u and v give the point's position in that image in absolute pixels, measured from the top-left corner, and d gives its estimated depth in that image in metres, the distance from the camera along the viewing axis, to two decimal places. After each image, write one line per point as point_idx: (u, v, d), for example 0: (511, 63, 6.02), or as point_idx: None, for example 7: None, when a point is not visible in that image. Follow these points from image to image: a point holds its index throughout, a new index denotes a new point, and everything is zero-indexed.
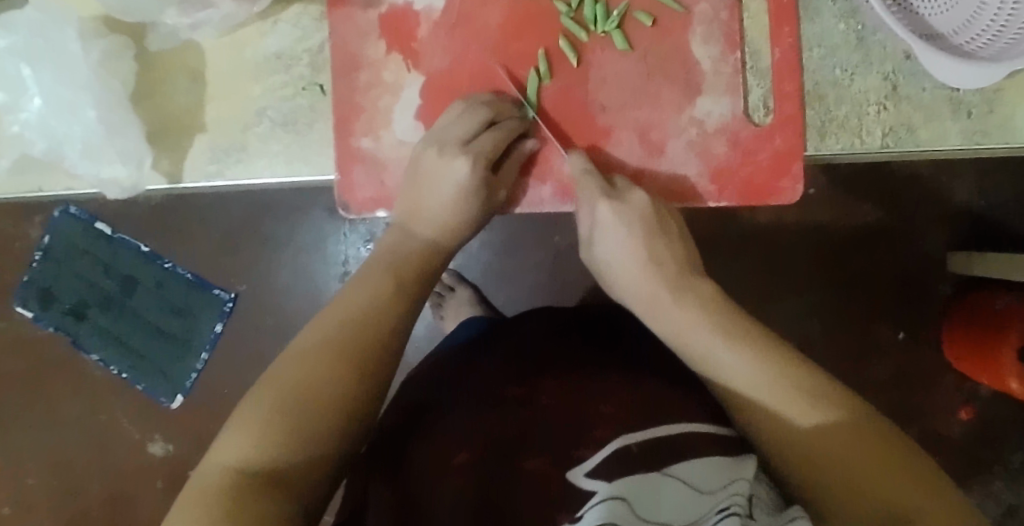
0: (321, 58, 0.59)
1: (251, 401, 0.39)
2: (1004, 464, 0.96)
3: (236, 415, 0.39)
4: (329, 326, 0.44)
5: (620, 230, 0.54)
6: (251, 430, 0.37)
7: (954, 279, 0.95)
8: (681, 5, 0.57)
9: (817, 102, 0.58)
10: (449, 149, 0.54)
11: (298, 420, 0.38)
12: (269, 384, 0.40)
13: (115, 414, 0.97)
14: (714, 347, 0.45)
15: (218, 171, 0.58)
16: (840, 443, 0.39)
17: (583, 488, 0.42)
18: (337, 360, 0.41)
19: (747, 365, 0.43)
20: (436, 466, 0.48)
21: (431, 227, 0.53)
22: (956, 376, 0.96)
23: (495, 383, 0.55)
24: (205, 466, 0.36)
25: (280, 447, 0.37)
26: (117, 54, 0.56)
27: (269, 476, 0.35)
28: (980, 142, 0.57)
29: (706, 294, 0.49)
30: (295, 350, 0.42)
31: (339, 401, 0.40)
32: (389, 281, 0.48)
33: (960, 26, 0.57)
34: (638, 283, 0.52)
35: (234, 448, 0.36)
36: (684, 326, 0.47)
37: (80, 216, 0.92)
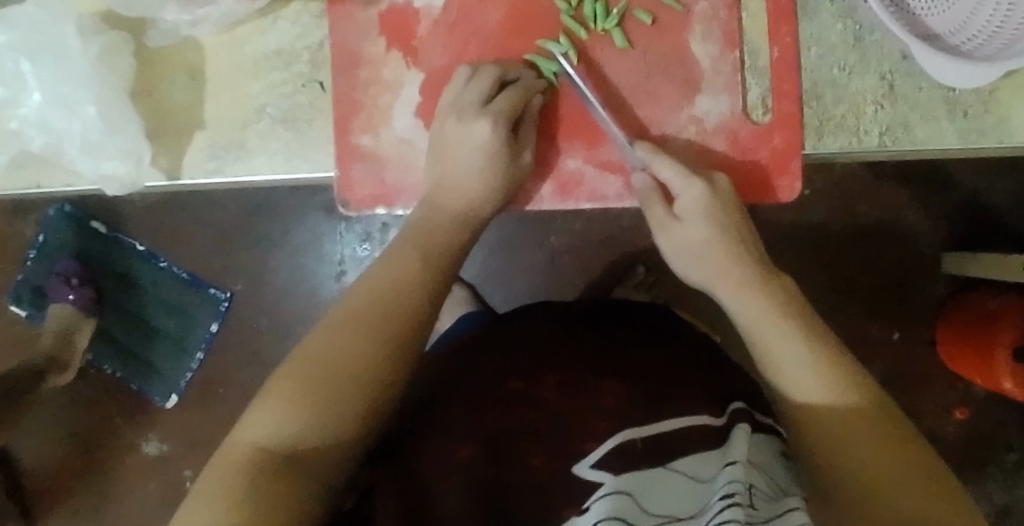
0: (321, 55, 0.58)
1: (283, 374, 0.39)
2: (999, 465, 0.97)
3: (271, 383, 0.39)
4: (359, 305, 0.44)
5: (707, 221, 0.55)
6: (283, 406, 0.37)
7: (950, 280, 0.96)
8: (681, 4, 0.57)
9: (814, 101, 0.58)
10: (467, 114, 0.54)
11: (328, 401, 0.38)
12: (300, 362, 0.40)
13: (109, 413, 0.97)
14: (778, 340, 0.48)
15: (216, 169, 0.58)
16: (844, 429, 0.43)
17: (588, 477, 0.44)
18: (366, 341, 0.42)
19: (806, 358, 0.46)
20: (439, 457, 0.48)
21: (457, 201, 0.55)
22: (951, 377, 0.97)
23: (498, 376, 0.56)
24: (233, 440, 0.36)
25: (307, 428, 0.37)
26: (115, 50, 0.55)
27: (291, 459, 0.35)
28: (975, 142, 0.58)
29: (782, 293, 0.52)
30: (333, 323, 0.43)
31: (363, 383, 0.40)
32: (408, 268, 0.48)
33: (957, 26, 0.58)
34: (721, 284, 0.54)
35: (263, 425, 0.36)
36: (759, 319, 0.50)
37: (74, 214, 0.92)
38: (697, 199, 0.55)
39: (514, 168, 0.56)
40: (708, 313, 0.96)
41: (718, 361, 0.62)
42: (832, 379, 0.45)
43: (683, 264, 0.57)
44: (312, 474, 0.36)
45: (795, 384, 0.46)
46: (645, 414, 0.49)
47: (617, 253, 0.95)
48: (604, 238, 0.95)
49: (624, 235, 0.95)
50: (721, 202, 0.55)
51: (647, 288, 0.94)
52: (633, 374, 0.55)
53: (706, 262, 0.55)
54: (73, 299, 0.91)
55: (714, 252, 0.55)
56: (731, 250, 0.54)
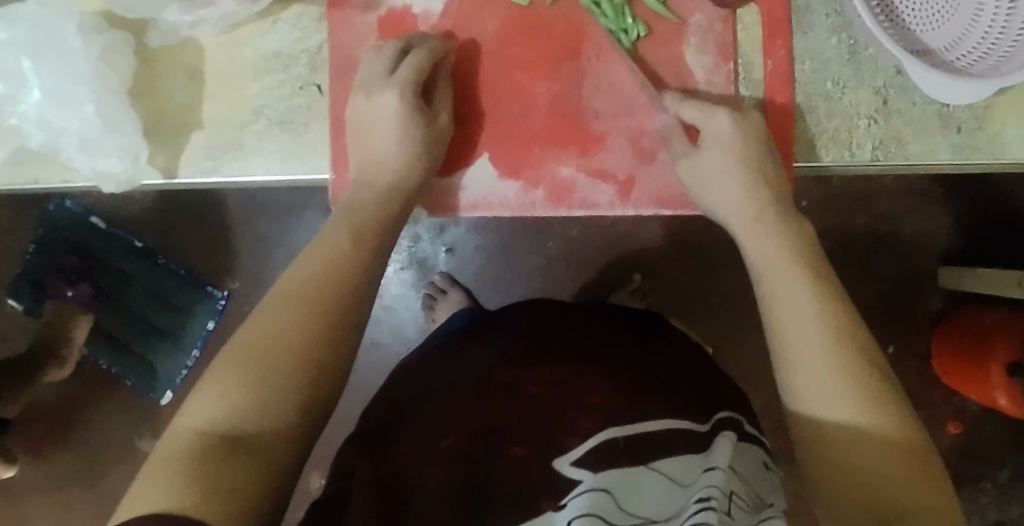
0: (319, 59, 0.59)
1: (223, 359, 0.40)
2: (992, 480, 0.97)
3: (208, 370, 0.39)
4: (298, 281, 0.44)
5: (727, 159, 0.55)
6: (218, 392, 0.38)
7: (946, 294, 0.96)
8: (676, 15, 0.58)
9: (808, 113, 0.59)
10: (374, 87, 0.55)
11: (262, 377, 0.39)
12: (241, 342, 0.41)
13: (104, 408, 0.97)
14: (788, 301, 0.48)
15: (213, 168, 0.58)
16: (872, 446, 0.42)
17: (563, 474, 0.44)
18: (306, 317, 0.42)
19: (814, 321, 0.47)
20: (423, 447, 0.49)
21: (386, 175, 0.54)
22: (946, 391, 0.97)
23: (486, 371, 0.56)
24: (172, 431, 0.37)
25: (244, 410, 0.37)
26: (115, 50, 0.56)
27: (232, 443, 0.36)
28: (968, 157, 0.58)
29: (796, 251, 0.52)
30: (278, 299, 0.43)
31: (298, 355, 0.40)
32: (337, 243, 0.48)
33: (952, 42, 0.58)
34: (742, 225, 0.55)
35: (202, 412, 0.37)
36: (775, 276, 0.50)
37: (75, 209, 0.93)
38: (723, 129, 0.55)
39: (436, 128, 0.55)
40: (703, 321, 0.97)
41: (709, 368, 0.62)
42: (857, 383, 0.44)
43: (708, 202, 0.57)
44: (260, 449, 0.36)
45: (813, 392, 0.45)
46: (629, 412, 0.50)
47: (614, 260, 0.96)
48: (601, 245, 0.95)
49: (621, 242, 0.95)
50: (744, 136, 0.55)
51: (643, 295, 0.94)
52: (620, 371, 0.56)
53: (729, 195, 0.55)
54: (74, 295, 0.94)
55: (733, 183, 0.55)
56: (749, 195, 0.55)
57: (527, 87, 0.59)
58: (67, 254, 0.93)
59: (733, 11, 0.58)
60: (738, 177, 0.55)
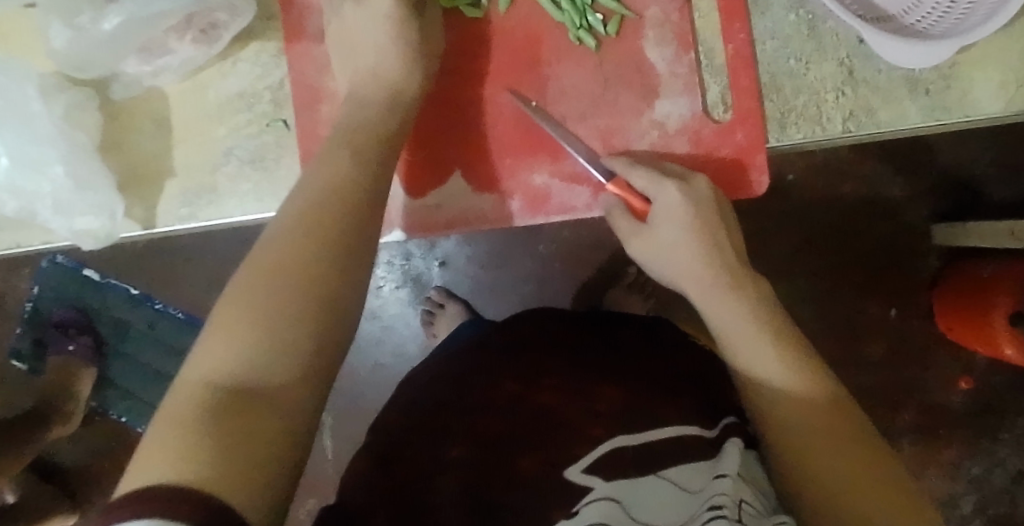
0: (282, 94, 0.59)
1: (229, 301, 0.37)
2: (1008, 431, 0.97)
3: (214, 314, 0.37)
4: (302, 220, 0.42)
5: (680, 216, 0.54)
6: (230, 340, 0.35)
7: (941, 251, 0.96)
8: (632, 11, 0.58)
9: (774, 93, 0.59)
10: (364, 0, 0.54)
11: (271, 318, 0.36)
12: (248, 281, 0.38)
13: (117, 459, 0.98)
14: (754, 348, 0.50)
15: (190, 214, 0.58)
16: (832, 454, 0.45)
17: (574, 481, 0.45)
18: (312, 257, 0.40)
19: (777, 367, 0.49)
20: (433, 459, 0.50)
21: (381, 89, 0.52)
22: (952, 347, 0.97)
23: (493, 379, 0.58)
24: (181, 381, 0.34)
25: (255, 354, 0.35)
26: (80, 108, 0.56)
27: (249, 389, 0.34)
28: (940, 118, 0.58)
29: (762, 299, 0.53)
30: (280, 238, 0.41)
31: (312, 297, 0.38)
32: (333, 179, 0.45)
33: (910, 6, 0.58)
34: (691, 286, 0.55)
35: (214, 361, 0.34)
36: (729, 323, 0.52)
37: (68, 264, 0.93)
38: (671, 200, 0.55)
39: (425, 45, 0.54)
40: None
41: (711, 367, 0.62)
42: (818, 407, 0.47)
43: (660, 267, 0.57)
44: (279, 394, 0.34)
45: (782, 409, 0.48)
46: (636, 421, 0.50)
47: (606, 255, 0.96)
48: (591, 242, 0.95)
49: (612, 237, 0.95)
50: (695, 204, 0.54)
51: (641, 287, 0.94)
52: (626, 381, 0.56)
53: (683, 262, 0.55)
54: (74, 349, 0.93)
55: (685, 251, 0.54)
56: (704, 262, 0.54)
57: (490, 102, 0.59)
58: (71, 311, 0.93)
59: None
60: (688, 241, 0.54)
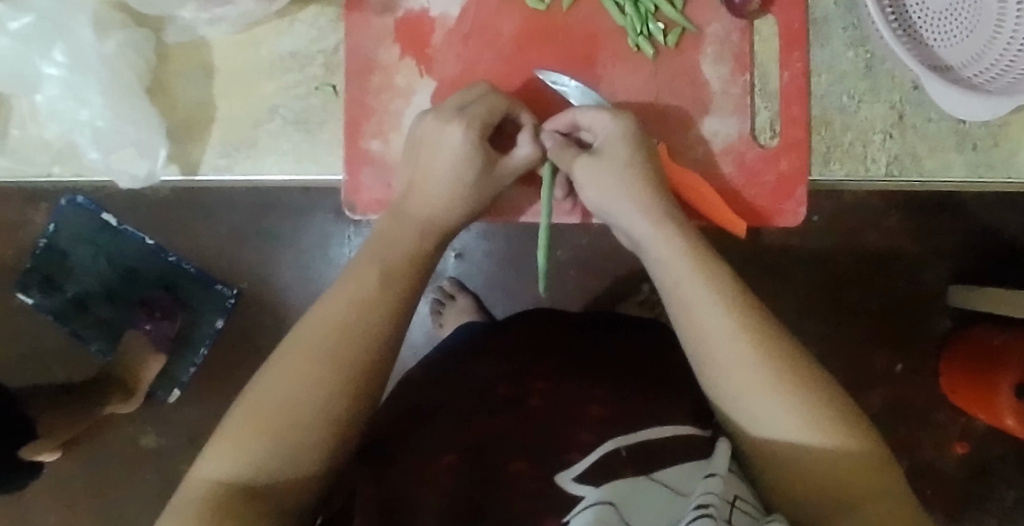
0: (335, 60, 0.59)
1: (245, 405, 0.40)
2: (997, 501, 0.96)
3: (229, 418, 0.40)
4: (327, 313, 0.44)
5: (619, 157, 0.52)
6: (236, 448, 0.39)
7: (956, 312, 0.96)
8: (694, 24, 0.58)
9: (823, 127, 0.59)
10: (443, 115, 0.52)
11: (273, 436, 0.39)
12: (265, 385, 0.41)
13: None
14: (702, 302, 0.46)
15: (227, 166, 0.58)
16: (830, 473, 0.41)
17: (567, 489, 0.44)
18: (332, 376, 0.41)
19: (766, 395, 0.43)
20: (422, 467, 0.50)
21: (427, 208, 0.51)
22: (953, 410, 0.96)
23: (482, 385, 0.57)
24: (195, 476, 0.39)
25: (263, 464, 0.38)
26: (133, 46, 0.56)
27: (249, 490, 0.38)
28: (983, 175, 0.58)
29: (748, 302, 0.46)
30: (307, 333, 0.43)
31: (328, 405, 0.41)
32: (346, 295, 0.45)
33: (969, 59, 0.57)
34: (657, 250, 0.50)
35: (222, 462, 0.38)
36: (671, 267, 0.49)
37: (87, 205, 0.92)
38: (617, 147, 0.53)
39: (486, 181, 0.53)
40: None
41: None
42: (824, 426, 0.42)
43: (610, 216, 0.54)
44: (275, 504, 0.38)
45: (766, 430, 0.43)
46: (634, 420, 0.50)
47: (622, 271, 0.96)
48: (609, 254, 0.95)
49: (630, 252, 0.95)
50: (630, 136, 0.53)
51: (652, 306, 0.93)
52: (621, 383, 0.56)
53: (613, 192, 0.52)
54: (150, 329, 0.94)
55: (624, 198, 0.52)
56: (683, 244, 0.49)
57: (541, 95, 0.59)
58: (166, 294, 0.95)
59: (750, 22, 0.58)
60: (625, 175, 0.52)
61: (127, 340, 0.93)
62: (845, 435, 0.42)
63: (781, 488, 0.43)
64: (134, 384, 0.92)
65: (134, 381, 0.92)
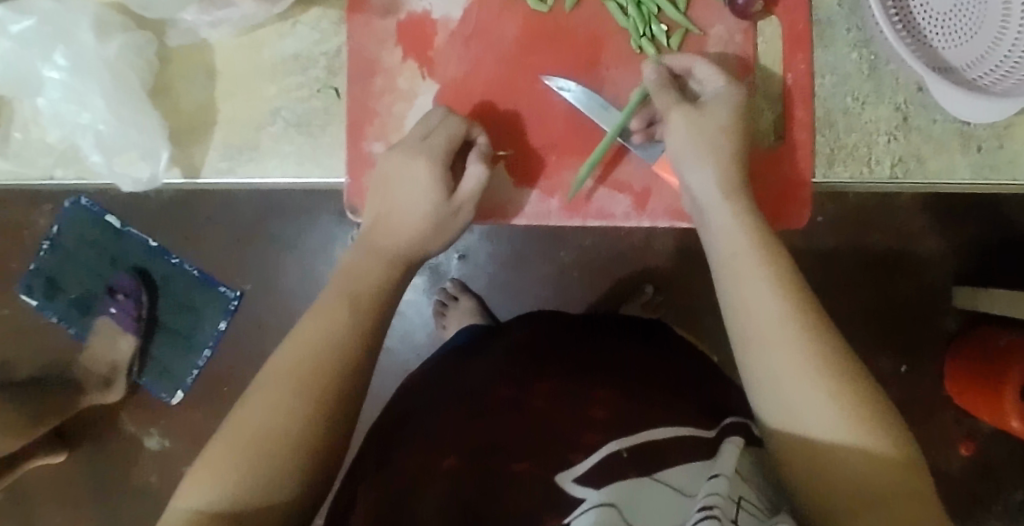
0: (337, 62, 0.59)
1: (224, 433, 0.40)
2: (1003, 503, 0.96)
3: (207, 449, 0.40)
4: (312, 333, 0.44)
5: (720, 117, 0.53)
6: (213, 477, 0.38)
7: (960, 314, 0.95)
8: (698, 26, 0.58)
9: (827, 128, 0.58)
10: (409, 148, 0.54)
11: (251, 465, 0.39)
12: (245, 413, 0.40)
13: (113, 407, 0.97)
14: (750, 282, 0.46)
15: (229, 169, 0.58)
16: (857, 470, 0.40)
17: (568, 492, 0.44)
18: (298, 394, 0.41)
19: (807, 380, 0.42)
20: (423, 470, 0.50)
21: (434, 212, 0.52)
22: (958, 412, 0.95)
23: (486, 386, 0.57)
24: (172, 508, 0.38)
25: (240, 490, 0.38)
26: (135, 48, 0.56)
27: (226, 519, 0.37)
28: (988, 177, 0.58)
29: (797, 287, 0.46)
30: (288, 356, 0.43)
31: (306, 428, 0.40)
32: None
33: (974, 61, 0.57)
34: (720, 219, 0.50)
35: (200, 491, 0.38)
36: (728, 240, 0.49)
37: (91, 208, 0.93)
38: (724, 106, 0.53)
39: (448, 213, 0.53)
40: (711, 334, 0.96)
41: (718, 377, 0.62)
42: (860, 421, 0.40)
43: (684, 169, 0.53)
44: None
45: (798, 419, 0.42)
46: (636, 422, 0.50)
47: (625, 272, 0.96)
48: (613, 256, 0.95)
49: (633, 253, 0.95)
50: (737, 103, 0.53)
51: (655, 307, 0.94)
52: (622, 385, 0.55)
53: (700, 155, 0.52)
54: (116, 312, 0.94)
55: (705, 159, 0.52)
56: (745, 220, 0.50)
57: (546, 97, 0.59)
58: (134, 287, 0.94)
59: (754, 23, 0.58)
60: (718, 138, 0.52)
61: (98, 329, 0.95)
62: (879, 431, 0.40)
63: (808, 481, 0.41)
64: (109, 369, 0.93)
65: (110, 368, 0.93)
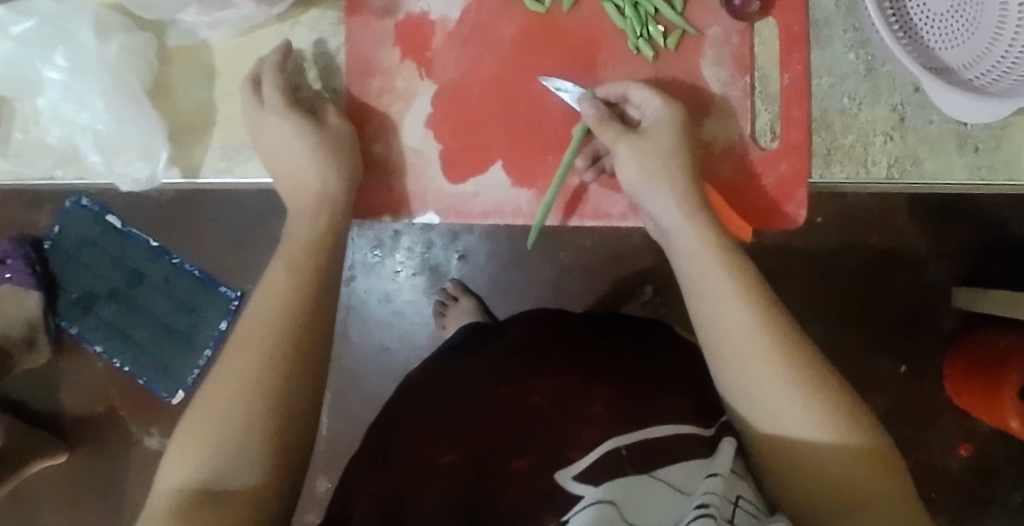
0: (336, 63, 0.59)
1: (196, 412, 0.43)
2: (1002, 504, 0.96)
3: (182, 429, 0.43)
4: (269, 314, 0.47)
5: (674, 126, 0.53)
6: (189, 455, 0.41)
7: (959, 314, 0.95)
8: (695, 27, 0.58)
9: (824, 129, 0.59)
10: None
11: (223, 439, 0.41)
12: (210, 395, 0.43)
13: (113, 407, 0.98)
14: (721, 291, 0.47)
15: (228, 169, 0.59)
16: (835, 470, 0.41)
17: (562, 486, 0.44)
18: (259, 369, 0.44)
19: (781, 384, 0.43)
20: (423, 467, 0.50)
21: None
22: (958, 413, 0.95)
23: (483, 384, 0.57)
24: (157, 488, 0.41)
25: (216, 465, 0.41)
26: (134, 49, 0.57)
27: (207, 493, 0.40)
28: (985, 177, 0.58)
29: (766, 298, 0.47)
30: (245, 336, 0.46)
31: (268, 399, 0.43)
32: None
33: (970, 61, 0.57)
34: (683, 236, 0.51)
35: (180, 471, 0.41)
36: (695, 252, 0.49)
37: (92, 208, 0.94)
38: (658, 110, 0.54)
39: None
40: None
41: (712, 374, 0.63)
42: (837, 421, 0.42)
43: (641, 197, 0.53)
44: (234, 499, 0.40)
45: (776, 424, 0.43)
46: (636, 419, 0.50)
47: (625, 273, 0.96)
48: (612, 256, 0.95)
49: (633, 254, 0.95)
50: (679, 128, 0.53)
51: (655, 306, 0.94)
52: (619, 380, 0.56)
53: (658, 166, 0.52)
54: (12, 277, 0.91)
55: (660, 182, 0.52)
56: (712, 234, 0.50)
57: (544, 98, 0.59)
58: (19, 249, 0.92)
59: (751, 25, 0.58)
60: (669, 156, 0.52)
61: None
62: (852, 430, 0.41)
63: (789, 484, 0.43)
64: (26, 328, 0.91)
65: (26, 327, 0.91)
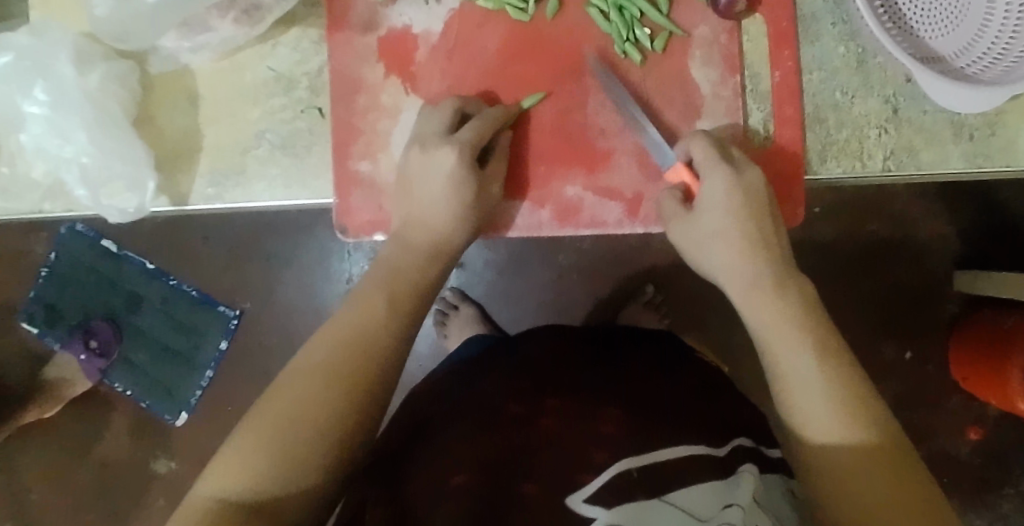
0: (320, 82, 0.59)
1: (256, 415, 0.40)
2: (1015, 486, 0.95)
3: (244, 421, 0.40)
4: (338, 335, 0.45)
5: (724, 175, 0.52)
6: (241, 457, 0.38)
7: (963, 298, 0.94)
8: (680, 27, 0.57)
9: (817, 125, 0.58)
10: (431, 144, 0.54)
11: (285, 451, 0.39)
12: (271, 404, 0.41)
13: (118, 432, 0.97)
14: (778, 320, 0.49)
15: (216, 195, 0.58)
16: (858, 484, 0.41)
17: (576, 509, 0.44)
18: (332, 387, 0.42)
19: (819, 397, 0.44)
20: (432, 488, 0.48)
21: (427, 235, 0.53)
22: (966, 397, 0.95)
23: (497, 402, 0.56)
24: (196, 491, 0.38)
25: (270, 478, 0.38)
26: (116, 78, 0.56)
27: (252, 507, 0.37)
28: (982, 165, 0.57)
29: (827, 331, 0.48)
30: (324, 352, 0.44)
31: (329, 427, 0.40)
32: (358, 320, 0.46)
33: (961, 49, 0.56)
34: (730, 270, 0.52)
35: (222, 478, 0.38)
36: (744, 280, 0.51)
37: (86, 233, 0.92)
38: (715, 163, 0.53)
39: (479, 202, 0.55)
40: (714, 331, 0.95)
41: (721, 388, 0.62)
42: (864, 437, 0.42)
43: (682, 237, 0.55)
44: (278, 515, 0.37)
45: (810, 434, 0.44)
46: (643, 441, 0.49)
47: (625, 273, 0.95)
48: (611, 257, 0.95)
49: (631, 254, 0.94)
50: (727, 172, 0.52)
51: (657, 306, 0.93)
52: (630, 401, 0.55)
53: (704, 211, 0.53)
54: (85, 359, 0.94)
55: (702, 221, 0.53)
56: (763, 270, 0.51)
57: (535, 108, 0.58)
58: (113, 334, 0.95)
59: (737, 23, 0.58)
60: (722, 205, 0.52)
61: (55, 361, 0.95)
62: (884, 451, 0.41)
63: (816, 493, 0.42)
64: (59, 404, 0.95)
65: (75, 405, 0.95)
